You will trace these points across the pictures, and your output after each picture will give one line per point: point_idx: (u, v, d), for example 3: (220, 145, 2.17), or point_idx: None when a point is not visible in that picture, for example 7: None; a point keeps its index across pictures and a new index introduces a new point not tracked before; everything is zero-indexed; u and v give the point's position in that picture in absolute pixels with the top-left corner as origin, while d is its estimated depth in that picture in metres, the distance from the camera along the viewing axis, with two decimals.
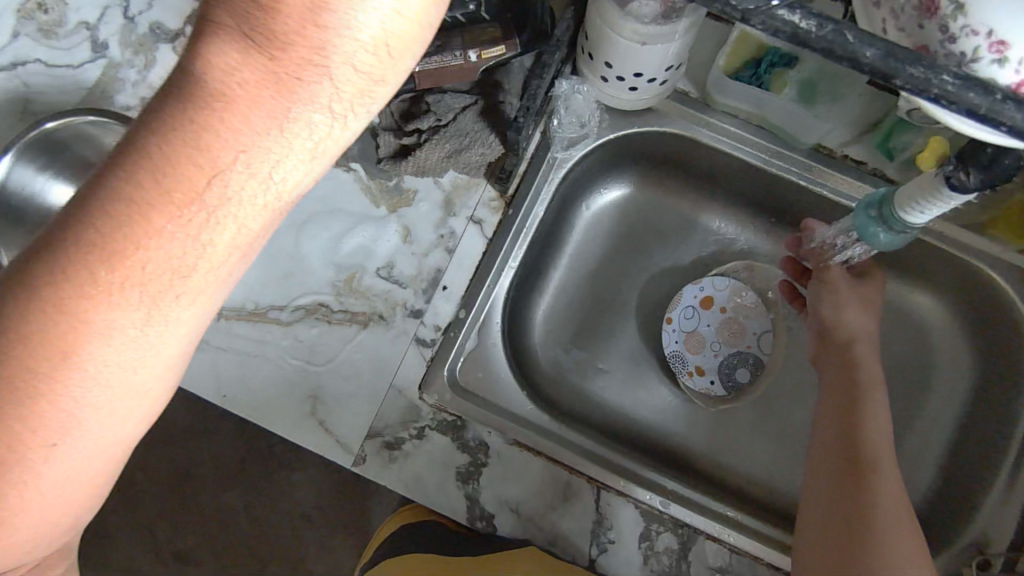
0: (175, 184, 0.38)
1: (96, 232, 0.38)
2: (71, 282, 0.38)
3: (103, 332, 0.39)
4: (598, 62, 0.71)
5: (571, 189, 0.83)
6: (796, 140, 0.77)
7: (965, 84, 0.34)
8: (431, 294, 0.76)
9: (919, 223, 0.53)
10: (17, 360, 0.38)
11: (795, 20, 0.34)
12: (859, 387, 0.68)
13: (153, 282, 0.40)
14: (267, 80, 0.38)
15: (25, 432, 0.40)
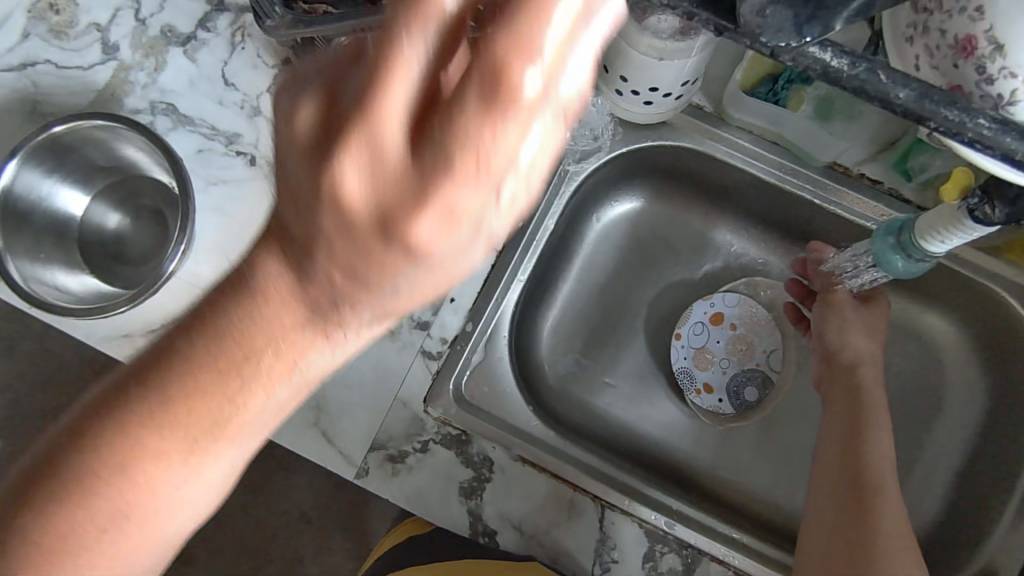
0: (247, 358, 0.38)
1: (184, 377, 0.39)
2: (159, 410, 0.40)
3: (181, 453, 0.41)
4: (613, 75, 0.70)
5: (581, 201, 0.82)
6: (812, 158, 0.76)
7: (1001, 128, 0.35)
8: (438, 306, 0.76)
9: (938, 252, 0.52)
10: (116, 458, 0.41)
11: (825, 59, 0.35)
12: (862, 411, 0.68)
13: (225, 426, 0.41)
14: (309, 304, 0.37)
15: (107, 519, 0.42)
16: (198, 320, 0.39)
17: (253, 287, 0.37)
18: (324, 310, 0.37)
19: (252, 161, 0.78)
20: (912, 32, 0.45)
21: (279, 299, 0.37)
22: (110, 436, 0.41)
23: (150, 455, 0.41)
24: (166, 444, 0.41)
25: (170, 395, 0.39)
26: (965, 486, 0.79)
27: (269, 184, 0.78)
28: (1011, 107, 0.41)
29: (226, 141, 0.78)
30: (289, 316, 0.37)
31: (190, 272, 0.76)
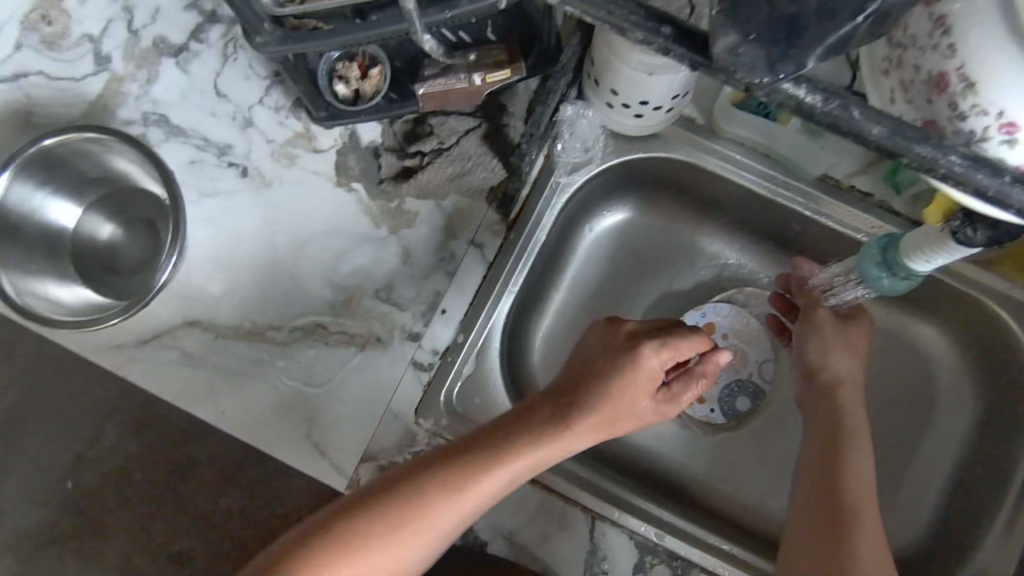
0: (521, 441, 0.62)
1: (494, 448, 0.62)
2: (476, 468, 0.61)
3: (475, 490, 0.61)
4: (604, 88, 0.71)
5: (572, 213, 0.82)
6: (802, 170, 0.76)
7: (973, 166, 0.38)
8: (430, 317, 0.76)
9: (923, 271, 0.52)
10: (429, 486, 0.59)
11: (801, 96, 0.38)
12: (842, 431, 0.68)
13: (498, 480, 0.61)
14: (556, 416, 0.64)
15: (392, 526, 0.58)
16: (445, 450, 0.62)
17: (487, 444, 0.62)
18: (527, 455, 0.62)
19: (244, 172, 0.78)
20: (888, 66, 0.47)
21: (523, 457, 0.61)
22: (400, 502, 0.59)
23: (383, 554, 0.57)
24: (405, 543, 0.58)
25: (442, 489, 0.59)
26: (956, 496, 0.79)
27: (261, 195, 0.78)
28: (984, 145, 0.43)
29: (219, 152, 0.79)
30: (548, 448, 0.63)
31: (184, 283, 0.77)
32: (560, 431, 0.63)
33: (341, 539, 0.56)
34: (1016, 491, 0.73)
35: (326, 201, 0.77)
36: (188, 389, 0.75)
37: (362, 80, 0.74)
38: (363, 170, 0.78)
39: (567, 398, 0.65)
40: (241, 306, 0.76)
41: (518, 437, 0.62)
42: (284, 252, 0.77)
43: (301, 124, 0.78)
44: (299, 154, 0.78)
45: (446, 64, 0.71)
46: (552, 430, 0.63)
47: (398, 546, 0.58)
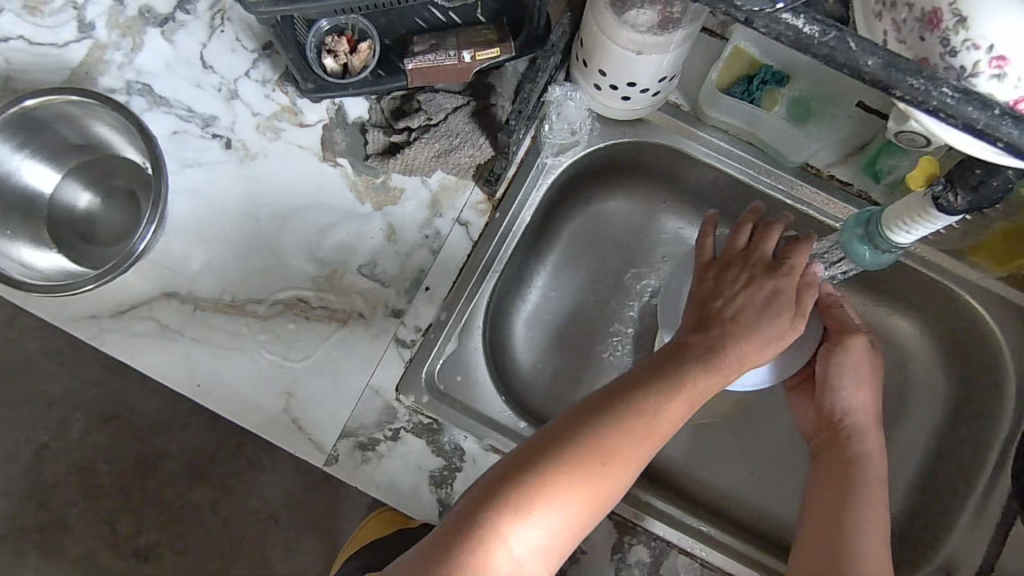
0: (707, 359, 0.62)
1: (680, 366, 0.61)
2: (678, 382, 0.60)
3: (672, 407, 0.60)
4: (592, 70, 0.72)
5: (557, 195, 0.82)
6: (784, 158, 0.77)
7: (964, 99, 0.37)
8: (413, 294, 0.75)
9: (903, 241, 0.53)
10: (683, 384, 0.60)
11: (797, 26, 0.37)
12: (852, 489, 0.67)
13: (688, 397, 0.60)
14: (727, 325, 0.63)
15: (645, 432, 0.59)
16: (605, 399, 0.59)
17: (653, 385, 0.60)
18: (690, 391, 0.61)
19: (227, 144, 0.78)
20: (880, 8, 0.45)
21: (688, 392, 0.60)
22: (647, 399, 0.59)
23: (573, 514, 0.56)
24: (597, 498, 0.57)
25: (632, 436, 0.58)
26: (930, 483, 0.80)
27: (245, 168, 0.77)
28: (973, 79, 0.42)
29: (203, 123, 0.78)
30: (703, 381, 0.61)
31: (163, 254, 0.76)
32: (718, 363, 0.62)
33: (532, 497, 0.55)
34: (985, 478, 0.75)
35: (311, 174, 0.77)
36: (165, 362, 0.74)
37: (351, 53, 0.74)
38: (349, 146, 0.77)
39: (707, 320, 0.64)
40: (220, 279, 0.76)
41: (671, 387, 0.60)
42: (265, 225, 0.76)
43: (287, 98, 0.78)
44: (284, 128, 0.78)
45: (437, 43, 0.72)
46: (711, 363, 0.62)
47: (588, 506, 0.57)
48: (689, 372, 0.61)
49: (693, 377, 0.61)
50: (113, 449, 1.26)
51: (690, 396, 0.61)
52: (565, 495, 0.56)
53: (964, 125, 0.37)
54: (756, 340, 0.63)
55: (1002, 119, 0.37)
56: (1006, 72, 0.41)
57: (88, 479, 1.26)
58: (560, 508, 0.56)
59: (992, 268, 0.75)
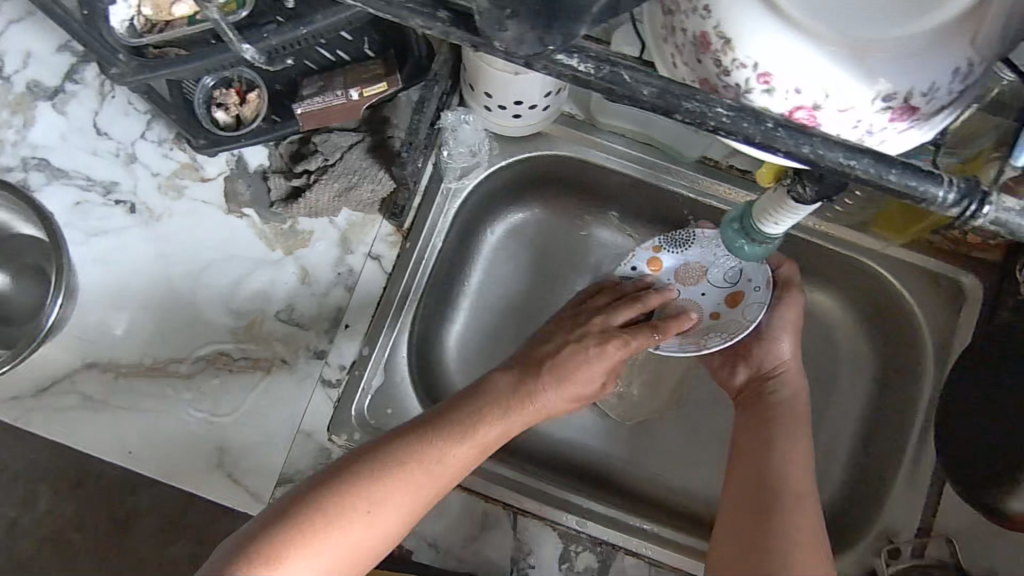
0: (488, 404, 0.68)
1: (469, 414, 0.67)
2: (459, 424, 0.65)
3: (453, 453, 0.64)
4: (478, 92, 0.72)
5: (469, 216, 0.83)
6: (681, 155, 0.79)
7: (739, 115, 0.31)
8: (333, 334, 0.76)
9: (774, 233, 0.54)
10: (461, 424, 0.66)
11: (574, 66, 0.31)
12: (778, 420, 0.72)
13: (466, 445, 0.65)
14: (525, 369, 0.73)
15: (420, 473, 0.62)
16: (349, 469, 0.60)
17: (401, 457, 0.62)
18: (443, 466, 0.63)
19: (131, 208, 0.78)
20: (667, 34, 0.46)
21: (440, 468, 0.63)
22: (429, 444, 0.63)
23: (339, 558, 0.57)
24: (363, 543, 0.59)
25: (408, 474, 0.61)
26: (866, 451, 0.82)
27: (151, 230, 0.77)
28: (749, 95, 0.43)
29: (105, 190, 0.78)
30: (465, 451, 0.64)
31: (80, 324, 0.76)
32: (515, 406, 0.69)
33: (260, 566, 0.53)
34: (915, 441, 0.77)
35: (217, 227, 0.77)
36: (93, 432, 0.74)
37: (241, 105, 0.74)
38: (254, 195, 0.77)
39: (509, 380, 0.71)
40: (139, 343, 0.76)
41: (455, 435, 0.65)
42: (179, 284, 0.77)
43: (186, 154, 0.78)
44: (186, 185, 0.78)
45: (325, 84, 0.73)
46: (509, 408, 0.69)
47: (354, 549, 0.58)
48: (479, 422, 0.66)
49: (455, 448, 0.64)
50: (78, 517, 1.25)
51: (480, 444, 0.66)
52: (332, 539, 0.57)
53: (746, 142, 0.31)
54: (549, 395, 0.72)
55: (777, 131, 0.30)
56: (773, 86, 0.42)
57: (60, 548, 1.25)
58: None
59: (893, 236, 0.77)
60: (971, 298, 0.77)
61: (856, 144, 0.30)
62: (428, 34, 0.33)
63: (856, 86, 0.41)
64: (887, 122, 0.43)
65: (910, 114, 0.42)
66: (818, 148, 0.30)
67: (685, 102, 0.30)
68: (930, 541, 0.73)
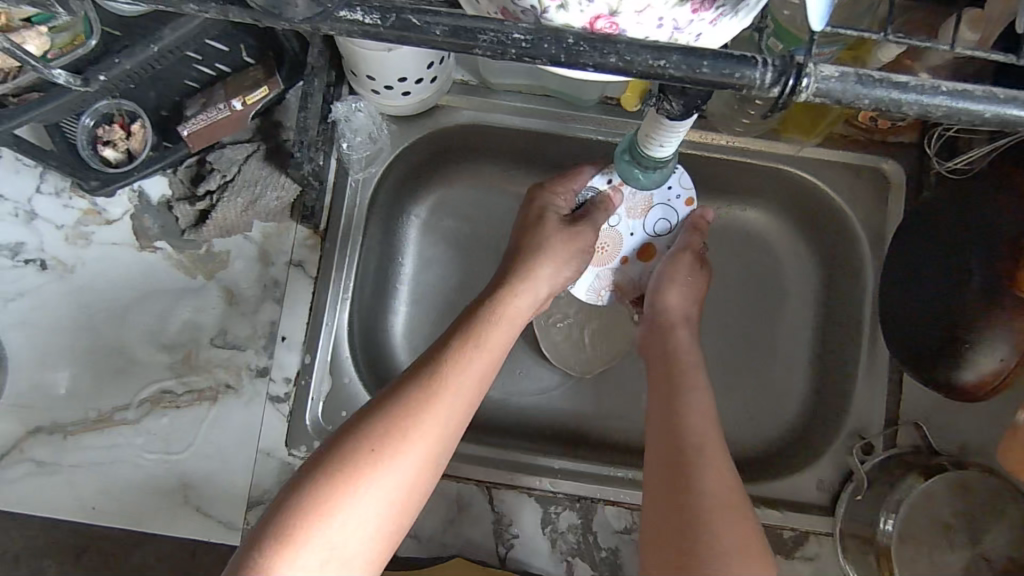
0: (489, 313, 0.68)
1: (470, 327, 0.66)
2: (465, 337, 0.65)
3: (469, 365, 0.63)
4: (362, 77, 0.71)
5: (387, 204, 0.82)
6: (581, 99, 0.77)
7: (537, 35, 0.28)
8: (272, 348, 0.75)
9: (666, 151, 0.52)
10: (468, 337, 0.65)
11: (358, 18, 0.29)
12: (676, 373, 0.68)
13: (479, 354, 0.64)
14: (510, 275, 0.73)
15: (446, 389, 0.61)
16: (383, 395, 0.60)
17: (422, 374, 0.61)
18: (473, 365, 0.63)
19: (42, 265, 0.76)
20: None
21: (471, 367, 0.63)
22: (442, 362, 0.62)
23: (397, 493, 0.56)
24: (416, 471, 0.57)
25: (433, 392, 0.60)
26: (824, 356, 0.82)
27: (68, 283, 0.76)
28: (546, 16, 0.37)
29: (11, 253, 0.76)
30: (478, 363, 0.64)
31: (16, 392, 0.74)
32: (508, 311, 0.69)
33: (329, 495, 0.54)
34: (868, 334, 0.77)
35: (133, 267, 0.76)
36: (53, 496, 0.73)
37: (128, 138, 0.72)
38: (163, 227, 0.76)
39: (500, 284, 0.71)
40: (79, 398, 0.74)
41: (464, 347, 0.64)
42: (106, 331, 0.75)
43: (85, 200, 0.76)
44: (92, 231, 0.76)
45: (207, 100, 0.72)
46: (502, 315, 0.68)
47: (408, 479, 0.57)
48: (482, 331, 0.66)
49: (477, 348, 0.65)
50: None
51: (491, 354, 0.65)
52: (381, 474, 0.56)
53: (552, 64, 0.29)
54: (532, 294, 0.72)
55: (581, 46, 0.28)
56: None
57: None
58: (363, 503, 0.54)
59: (806, 136, 0.76)
60: (894, 182, 0.77)
61: (663, 42, 0.28)
62: (207, 17, 0.31)
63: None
64: (692, 14, 0.37)
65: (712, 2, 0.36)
66: (624, 56, 0.29)
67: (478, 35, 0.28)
68: (898, 429, 0.74)
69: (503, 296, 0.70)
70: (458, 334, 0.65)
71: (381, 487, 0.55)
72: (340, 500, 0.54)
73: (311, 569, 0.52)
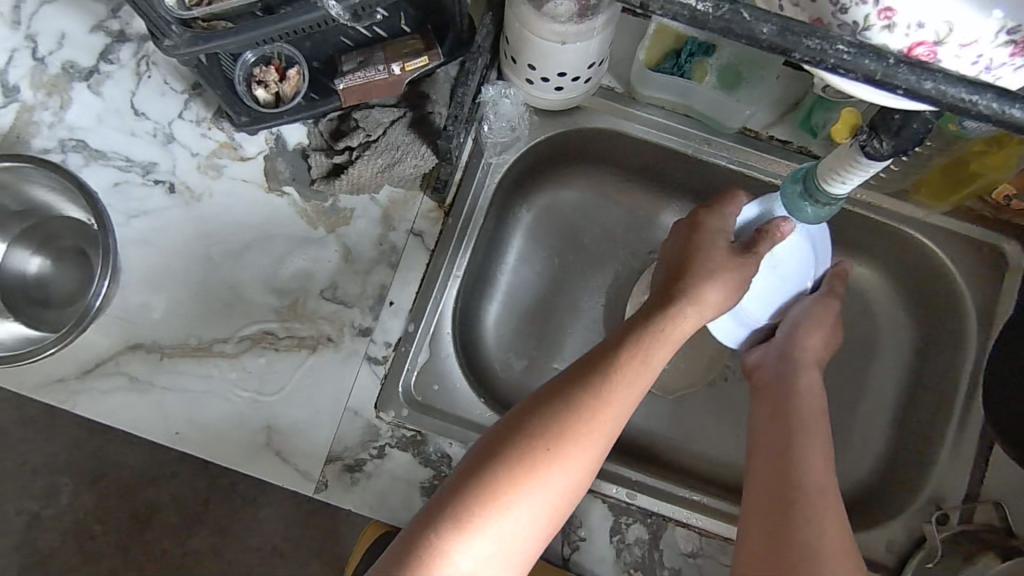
0: (651, 325, 0.64)
1: (629, 339, 0.63)
2: (625, 351, 0.61)
3: (628, 381, 0.60)
4: (521, 65, 0.72)
5: (508, 193, 0.83)
6: (721, 125, 0.78)
7: (861, 51, 0.32)
8: (378, 311, 0.76)
9: (839, 191, 0.57)
10: (629, 351, 0.62)
11: (692, 4, 0.32)
12: (792, 409, 0.69)
13: (638, 369, 0.61)
14: (701, 266, 0.68)
15: (601, 406, 0.58)
16: (536, 406, 0.58)
17: (579, 389, 0.58)
18: (638, 373, 0.61)
19: (171, 188, 0.77)
20: None
21: (635, 374, 0.60)
22: (598, 375, 0.59)
23: (546, 510, 0.55)
24: (564, 490, 0.56)
25: (588, 410, 0.57)
26: (906, 421, 0.82)
27: (192, 211, 0.77)
28: (867, 34, 0.39)
29: (144, 171, 0.77)
30: (636, 376, 0.60)
31: (123, 306, 0.75)
32: (675, 323, 0.65)
33: (500, 490, 0.54)
34: (959, 408, 0.77)
35: (258, 206, 0.77)
36: (138, 414, 0.73)
37: (281, 82, 0.73)
38: (294, 174, 0.77)
39: (672, 288, 0.68)
40: (183, 323, 0.75)
41: (624, 362, 0.61)
42: (220, 263, 0.76)
43: (224, 133, 0.77)
44: (225, 164, 0.77)
45: (365, 59, 0.72)
46: (666, 327, 0.64)
47: (557, 497, 0.56)
48: (644, 345, 0.62)
49: (638, 364, 0.61)
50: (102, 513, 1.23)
51: (649, 368, 0.62)
52: (531, 493, 0.54)
53: (865, 79, 0.32)
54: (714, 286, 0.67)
55: (900, 68, 0.32)
56: (894, 22, 0.38)
57: None
58: (510, 521, 0.54)
59: (936, 204, 0.77)
60: (1012, 263, 0.78)
61: (980, 80, 0.32)
62: None
63: (981, 20, 0.37)
64: (1005, 57, 0.39)
65: None
66: (940, 85, 0.32)
67: (806, 40, 0.32)
68: (977, 505, 0.73)
69: (662, 314, 0.65)
70: (615, 349, 0.62)
71: (528, 506, 0.54)
72: (489, 515, 0.53)
73: (479, 559, 0.53)
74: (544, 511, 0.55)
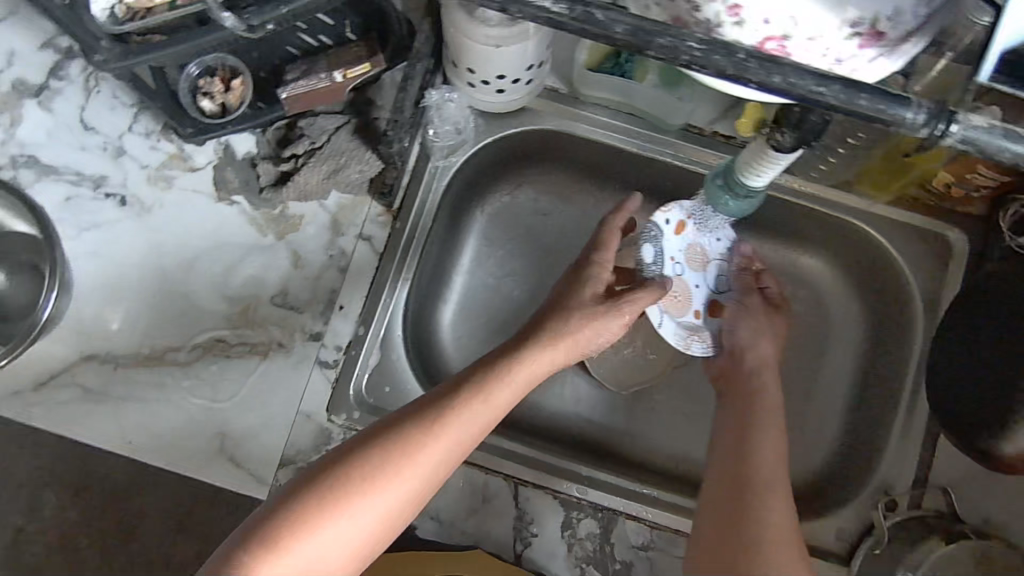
0: (498, 363, 0.66)
1: (478, 376, 0.65)
2: (468, 388, 0.63)
3: (464, 420, 0.62)
4: (462, 68, 0.73)
5: (460, 194, 0.84)
6: (663, 122, 0.79)
7: (707, 47, 0.38)
8: (329, 316, 0.77)
9: (759, 184, 0.58)
10: (471, 387, 0.64)
11: (549, 6, 0.38)
12: (744, 399, 0.73)
13: (476, 408, 0.63)
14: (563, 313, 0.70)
15: (428, 440, 0.60)
16: (371, 436, 0.60)
17: (412, 423, 0.60)
18: (480, 409, 0.63)
19: (122, 201, 0.78)
20: None
21: (476, 415, 0.62)
22: (436, 411, 0.61)
23: (354, 538, 0.57)
24: (374, 520, 0.58)
25: (412, 443, 0.59)
26: (858, 410, 0.83)
27: (142, 223, 0.78)
28: (722, 30, 0.50)
29: (94, 184, 0.78)
30: (474, 415, 0.62)
31: (76, 319, 0.76)
32: (525, 363, 0.67)
33: (318, 515, 0.55)
34: (908, 396, 0.78)
35: (206, 217, 0.78)
36: (93, 425, 0.74)
37: (226, 92, 0.74)
38: (243, 182, 0.78)
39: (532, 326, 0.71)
40: (137, 333, 0.76)
41: (465, 399, 0.63)
42: (172, 272, 0.77)
43: (173, 145, 0.78)
44: (175, 175, 0.78)
45: (308, 67, 0.73)
46: (517, 366, 0.66)
47: (364, 525, 0.57)
48: (489, 382, 0.64)
49: (479, 400, 0.63)
50: None
51: (491, 407, 0.64)
52: (342, 518, 0.56)
53: (718, 72, 0.38)
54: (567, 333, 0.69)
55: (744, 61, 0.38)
56: (742, 19, 0.49)
57: None
58: (315, 547, 0.55)
59: (880, 195, 0.79)
60: (956, 252, 0.79)
61: (826, 74, 0.38)
62: None
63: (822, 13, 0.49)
64: (855, 50, 0.50)
65: (877, 40, 0.50)
66: (787, 78, 0.38)
67: (654, 38, 0.38)
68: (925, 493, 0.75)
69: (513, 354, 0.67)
70: (461, 386, 0.64)
71: (335, 532, 0.56)
72: (297, 538, 0.55)
73: None
74: (354, 540, 0.57)
